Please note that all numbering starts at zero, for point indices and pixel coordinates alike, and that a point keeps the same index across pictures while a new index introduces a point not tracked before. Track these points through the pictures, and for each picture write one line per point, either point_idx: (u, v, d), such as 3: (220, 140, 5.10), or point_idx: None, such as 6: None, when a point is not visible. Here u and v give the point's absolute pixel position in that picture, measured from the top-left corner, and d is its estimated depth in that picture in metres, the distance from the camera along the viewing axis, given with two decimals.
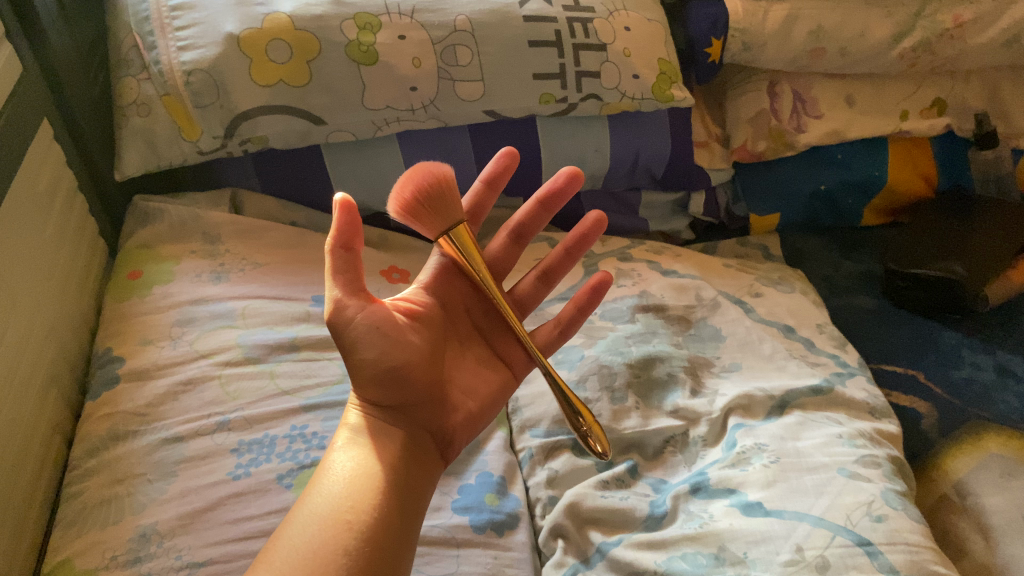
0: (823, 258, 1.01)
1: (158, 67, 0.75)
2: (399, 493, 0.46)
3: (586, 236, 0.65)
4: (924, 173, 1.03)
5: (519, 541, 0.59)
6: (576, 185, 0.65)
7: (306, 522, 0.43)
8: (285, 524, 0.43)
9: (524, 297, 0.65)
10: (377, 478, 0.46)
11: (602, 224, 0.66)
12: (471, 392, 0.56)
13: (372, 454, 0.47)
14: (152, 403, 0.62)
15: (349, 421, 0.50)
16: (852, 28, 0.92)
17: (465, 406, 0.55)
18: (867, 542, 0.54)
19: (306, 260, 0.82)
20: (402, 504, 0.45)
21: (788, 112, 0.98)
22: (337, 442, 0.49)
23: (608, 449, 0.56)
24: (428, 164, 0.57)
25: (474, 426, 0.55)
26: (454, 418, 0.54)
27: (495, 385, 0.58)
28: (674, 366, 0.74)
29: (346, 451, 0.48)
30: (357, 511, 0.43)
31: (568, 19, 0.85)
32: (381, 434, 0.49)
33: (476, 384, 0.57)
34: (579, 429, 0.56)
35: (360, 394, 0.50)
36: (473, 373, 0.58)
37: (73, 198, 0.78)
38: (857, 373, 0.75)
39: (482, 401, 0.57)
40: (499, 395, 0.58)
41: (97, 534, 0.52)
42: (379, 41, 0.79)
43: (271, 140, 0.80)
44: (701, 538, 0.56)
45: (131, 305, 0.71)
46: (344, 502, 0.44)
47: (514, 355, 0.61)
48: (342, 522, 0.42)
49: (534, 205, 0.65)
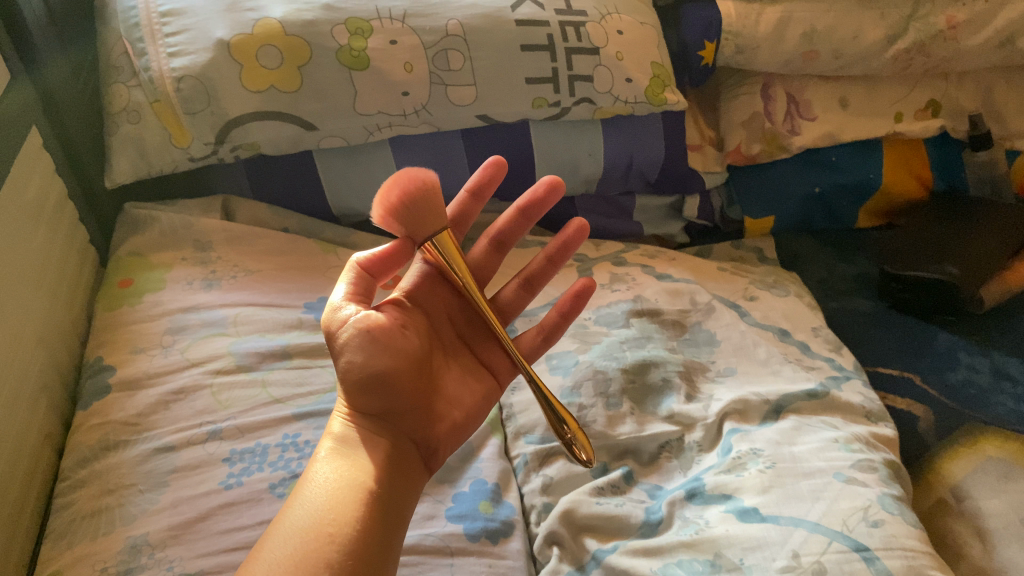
0: (818, 261, 1.01)
1: (148, 74, 0.75)
2: (384, 504, 0.45)
3: (568, 243, 0.64)
4: (919, 175, 1.02)
5: (514, 549, 0.59)
6: (557, 194, 0.65)
7: (288, 535, 0.42)
8: (267, 536, 0.43)
9: (506, 306, 0.65)
10: (361, 488, 0.45)
11: (585, 231, 0.65)
12: (457, 401, 0.56)
13: (356, 465, 0.47)
14: (143, 412, 0.61)
15: (333, 430, 0.49)
16: (846, 30, 0.92)
17: (450, 415, 0.55)
18: (863, 547, 0.54)
19: (299, 266, 0.82)
20: (386, 516, 0.45)
21: (782, 115, 0.98)
22: (320, 451, 0.48)
23: (594, 458, 0.56)
24: (414, 170, 0.56)
25: (458, 436, 0.55)
26: (439, 427, 0.53)
27: (480, 394, 0.58)
28: (669, 371, 0.73)
29: (330, 462, 0.47)
30: (339, 523, 0.43)
31: (561, 23, 0.85)
32: (365, 444, 0.48)
33: (462, 393, 0.57)
34: (564, 437, 0.56)
35: (345, 402, 0.50)
36: (459, 381, 0.58)
37: (63, 205, 0.78)
38: (853, 377, 0.75)
39: (468, 411, 0.56)
40: (484, 405, 0.58)
41: (88, 546, 0.52)
42: (370, 46, 0.79)
43: (263, 147, 0.80)
44: (696, 545, 0.56)
45: (121, 313, 0.71)
46: (326, 514, 0.43)
47: (498, 364, 0.61)
48: (324, 535, 0.42)
49: (515, 213, 0.65)
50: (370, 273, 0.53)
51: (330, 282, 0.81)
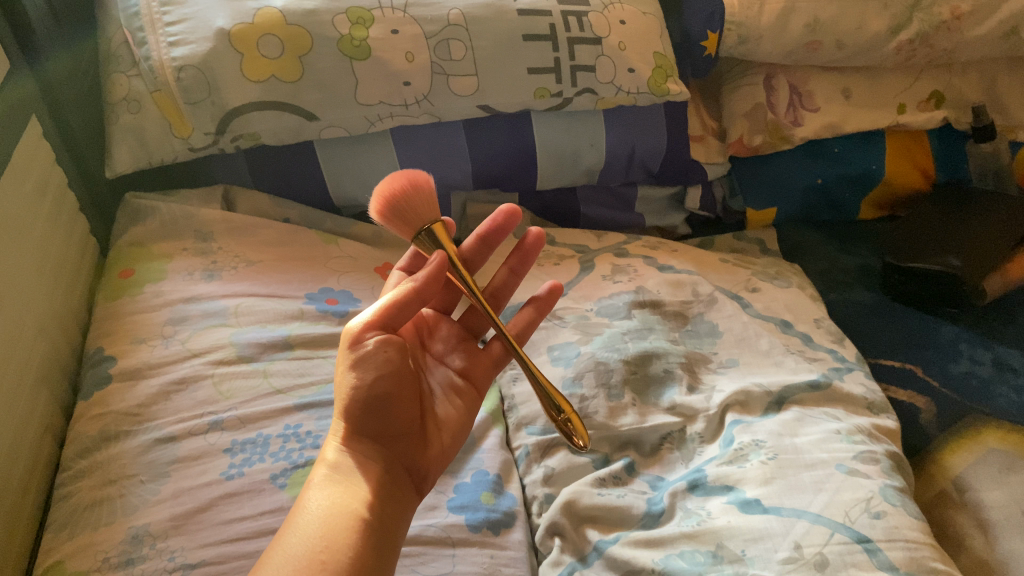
0: (821, 252, 1.00)
1: (148, 62, 0.74)
2: (378, 531, 0.45)
3: (528, 252, 0.62)
4: (922, 167, 1.02)
5: (516, 540, 0.59)
6: (514, 221, 0.63)
7: (281, 564, 0.41)
8: (260, 566, 0.41)
9: (472, 323, 0.65)
10: (355, 516, 0.44)
11: (543, 238, 0.62)
12: (445, 422, 0.56)
13: (350, 492, 0.46)
14: (144, 403, 0.61)
15: (326, 457, 0.49)
16: (849, 21, 0.92)
17: (440, 439, 0.55)
18: (866, 538, 0.54)
19: (300, 257, 0.81)
20: (380, 544, 0.44)
21: (785, 106, 0.97)
22: (313, 478, 0.48)
23: (589, 443, 0.54)
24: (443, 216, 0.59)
25: (447, 460, 0.55)
26: (429, 452, 0.53)
27: (466, 413, 0.58)
28: (671, 362, 0.73)
29: (322, 489, 0.46)
30: (333, 551, 0.42)
31: (563, 13, 0.85)
32: (360, 470, 0.48)
33: (449, 412, 0.57)
34: (561, 426, 0.54)
35: (339, 429, 0.50)
36: (444, 400, 0.57)
37: (63, 195, 0.77)
38: (855, 368, 0.75)
39: (457, 431, 0.56)
40: (469, 423, 0.58)
41: (89, 536, 0.52)
42: (372, 36, 0.78)
43: (263, 136, 0.80)
44: (698, 536, 0.56)
45: (123, 304, 0.70)
46: (319, 541, 0.42)
47: (483, 377, 0.61)
48: (316, 562, 0.41)
49: (475, 243, 0.63)
50: (396, 208, 0.54)
51: (332, 273, 0.81)
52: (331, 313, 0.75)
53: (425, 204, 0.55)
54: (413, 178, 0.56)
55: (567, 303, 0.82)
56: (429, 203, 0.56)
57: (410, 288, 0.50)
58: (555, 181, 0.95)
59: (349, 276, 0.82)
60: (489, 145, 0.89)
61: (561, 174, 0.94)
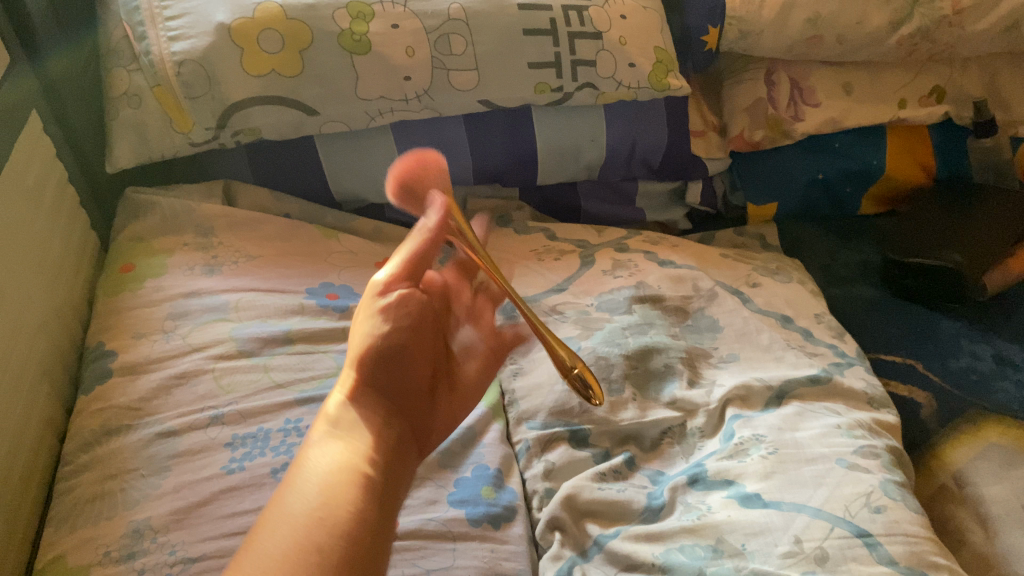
0: (821, 246, 0.99)
1: (149, 58, 0.74)
2: (381, 489, 0.42)
3: None
4: (922, 162, 1.01)
5: (516, 533, 0.59)
6: None
7: (278, 526, 0.38)
8: (257, 527, 0.39)
9: None
10: (358, 472, 0.42)
11: None
12: (463, 384, 0.54)
13: (353, 447, 0.44)
14: (145, 397, 0.62)
15: (329, 409, 0.47)
16: (850, 15, 0.91)
17: (450, 402, 0.53)
18: (865, 533, 0.55)
19: (301, 252, 0.81)
20: (383, 503, 0.42)
21: (786, 101, 0.97)
22: (315, 433, 0.45)
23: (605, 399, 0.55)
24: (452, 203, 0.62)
25: (455, 425, 0.53)
26: (436, 414, 0.51)
27: (489, 370, 0.55)
28: (672, 357, 0.73)
29: (325, 444, 0.44)
30: (333, 510, 0.40)
31: (563, 8, 0.85)
32: (365, 423, 0.46)
33: (468, 370, 0.55)
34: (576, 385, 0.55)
35: (346, 379, 0.48)
36: (465, 358, 0.55)
37: (63, 190, 0.77)
38: (855, 363, 0.75)
39: (472, 391, 0.54)
40: (489, 383, 0.55)
41: (91, 530, 0.52)
42: (372, 30, 0.78)
43: (264, 132, 0.79)
44: (699, 530, 0.57)
45: (123, 298, 0.71)
46: (320, 500, 0.40)
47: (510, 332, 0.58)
48: (314, 521, 0.39)
49: None
50: (413, 177, 0.57)
51: (332, 268, 0.81)
52: (331, 307, 0.75)
53: (439, 179, 0.58)
54: (429, 152, 0.59)
55: (567, 297, 0.82)
56: (442, 177, 0.58)
57: (431, 235, 0.53)
58: (556, 177, 0.95)
59: (349, 271, 0.82)
60: (491, 140, 0.90)
61: (561, 169, 0.94)
